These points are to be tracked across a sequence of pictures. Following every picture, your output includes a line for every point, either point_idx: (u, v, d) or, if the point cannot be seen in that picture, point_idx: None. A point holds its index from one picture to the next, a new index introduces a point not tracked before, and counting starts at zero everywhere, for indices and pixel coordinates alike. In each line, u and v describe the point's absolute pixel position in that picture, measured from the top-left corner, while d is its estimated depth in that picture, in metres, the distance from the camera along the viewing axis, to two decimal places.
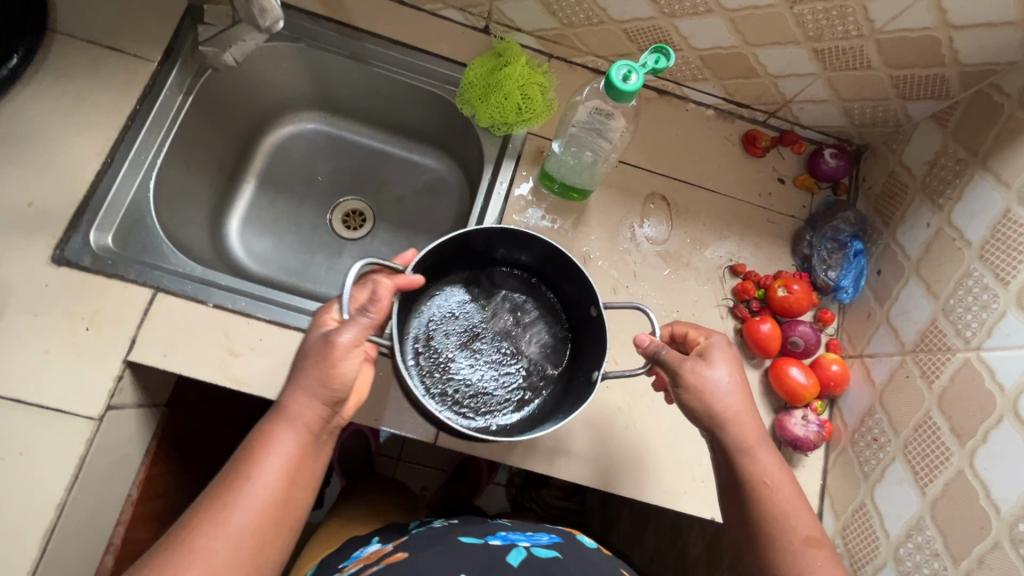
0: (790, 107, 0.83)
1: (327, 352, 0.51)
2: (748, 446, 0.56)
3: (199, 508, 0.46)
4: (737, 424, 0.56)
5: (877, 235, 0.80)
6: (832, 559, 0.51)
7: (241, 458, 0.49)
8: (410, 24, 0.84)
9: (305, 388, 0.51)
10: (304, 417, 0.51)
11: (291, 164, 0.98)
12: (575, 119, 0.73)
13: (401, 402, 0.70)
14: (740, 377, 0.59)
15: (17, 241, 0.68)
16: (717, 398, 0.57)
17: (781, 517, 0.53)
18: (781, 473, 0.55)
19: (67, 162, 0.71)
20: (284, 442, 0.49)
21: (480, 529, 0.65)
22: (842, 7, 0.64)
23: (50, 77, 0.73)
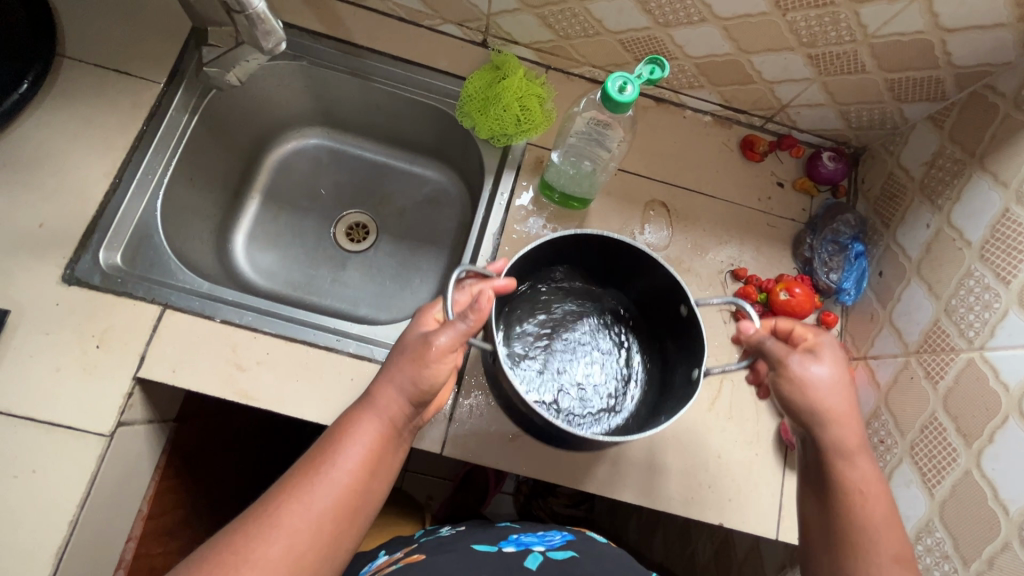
0: (787, 112, 0.84)
1: (419, 345, 0.52)
2: (848, 451, 0.54)
3: (280, 489, 0.47)
4: (839, 426, 0.54)
5: (877, 237, 0.80)
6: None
7: (325, 441, 0.50)
8: (408, 40, 0.85)
9: (392, 379, 0.52)
10: (389, 409, 0.51)
11: (296, 179, 1.00)
12: (571, 128, 0.75)
13: None
14: (849, 379, 0.56)
15: (30, 262, 0.69)
16: (822, 395, 0.55)
17: (868, 530, 0.51)
18: (878, 486, 0.53)
19: (76, 183, 0.73)
20: (369, 431, 0.50)
21: (492, 535, 0.65)
22: (834, 13, 0.65)
23: (58, 101, 0.75)
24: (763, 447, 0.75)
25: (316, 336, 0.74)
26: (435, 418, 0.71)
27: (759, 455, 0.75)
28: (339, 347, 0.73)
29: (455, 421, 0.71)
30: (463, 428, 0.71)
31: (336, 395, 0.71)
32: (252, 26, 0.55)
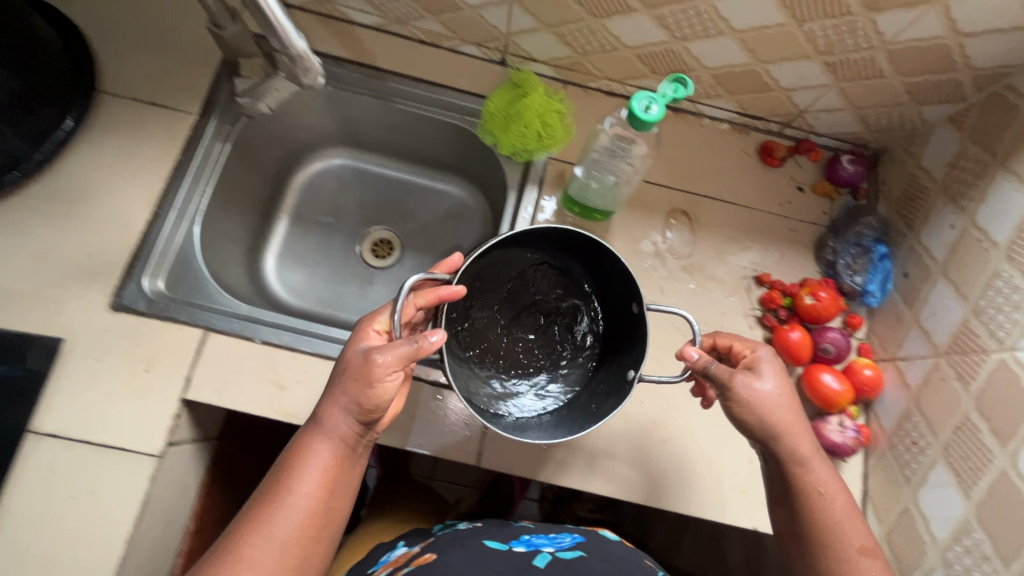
0: (804, 117, 0.84)
1: (354, 370, 0.55)
2: (802, 458, 0.60)
3: (246, 520, 0.51)
4: (792, 437, 0.60)
5: (901, 238, 0.81)
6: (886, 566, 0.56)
7: (280, 468, 0.54)
8: (429, 61, 0.87)
9: (334, 404, 0.55)
10: (336, 430, 0.55)
11: (322, 199, 1.02)
12: (592, 146, 0.76)
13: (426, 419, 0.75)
14: (789, 387, 0.62)
15: (80, 291, 0.72)
16: (769, 409, 0.60)
17: (834, 527, 0.57)
18: (836, 483, 0.59)
19: (119, 214, 0.76)
20: (319, 454, 0.54)
21: (504, 532, 0.67)
22: (851, 22, 0.66)
23: (99, 136, 0.78)
24: None
25: None
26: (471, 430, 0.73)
27: None
28: None
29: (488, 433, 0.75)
30: None
31: None
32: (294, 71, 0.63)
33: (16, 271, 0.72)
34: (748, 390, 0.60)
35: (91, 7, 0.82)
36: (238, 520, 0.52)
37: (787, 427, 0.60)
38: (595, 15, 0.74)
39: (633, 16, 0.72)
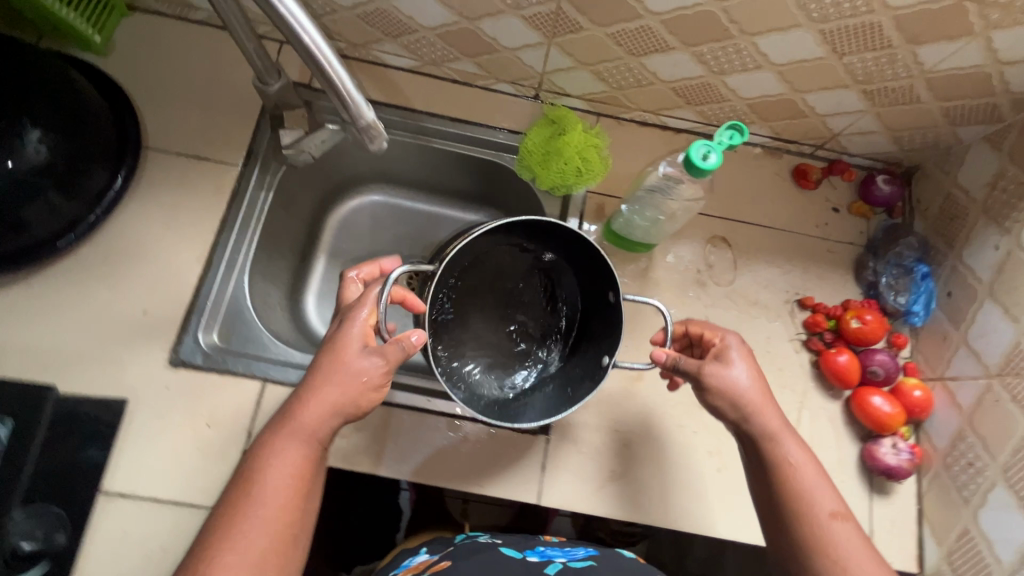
0: (838, 139, 0.85)
1: (338, 372, 0.58)
2: (772, 434, 0.62)
3: (223, 519, 0.53)
4: (761, 416, 0.63)
5: (942, 257, 0.81)
6: (856, 530, 0.58)
7: (248, 467, 0.55)
8: (463, 100, 0.88)
9: (314, 406, 0.57)
10: (311, 429, 0.57)
11: (359, 232, 1.01)
12: (642, 185, 0.74)
13: (467, 457, 0.78)
14: (756, 372, 0.65)
15: (140, 349, 0.74)
16: (738, 392, 0.63)
17: (806, 494, 0.59)
18: (805, 457, 0.62)
19: (172, 269, 0.78)
20: (294, 453, 0.56)
21: (521, 542, 0.69)
22: (891, 55, 0.66)
23: (148, 193, 0.80)
24: (847, 473, 0.77)
25: (407, 398, 0.79)
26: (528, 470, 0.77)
27: (844, 481, 0.77)
28: (430, 407, 0.79)
29: (547, 467, 0.78)
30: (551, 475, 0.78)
31: (439, 453, 0.78)
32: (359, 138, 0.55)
33: (79, 332, 0.74)
34: (717, 374, 0.64)
35: (132, 66, 0.84)
36: (213, 519, 0.54)
37: (757, 406, 0.63)
38: (633, 54, 0.75)
39: (672, 54, 0.73)
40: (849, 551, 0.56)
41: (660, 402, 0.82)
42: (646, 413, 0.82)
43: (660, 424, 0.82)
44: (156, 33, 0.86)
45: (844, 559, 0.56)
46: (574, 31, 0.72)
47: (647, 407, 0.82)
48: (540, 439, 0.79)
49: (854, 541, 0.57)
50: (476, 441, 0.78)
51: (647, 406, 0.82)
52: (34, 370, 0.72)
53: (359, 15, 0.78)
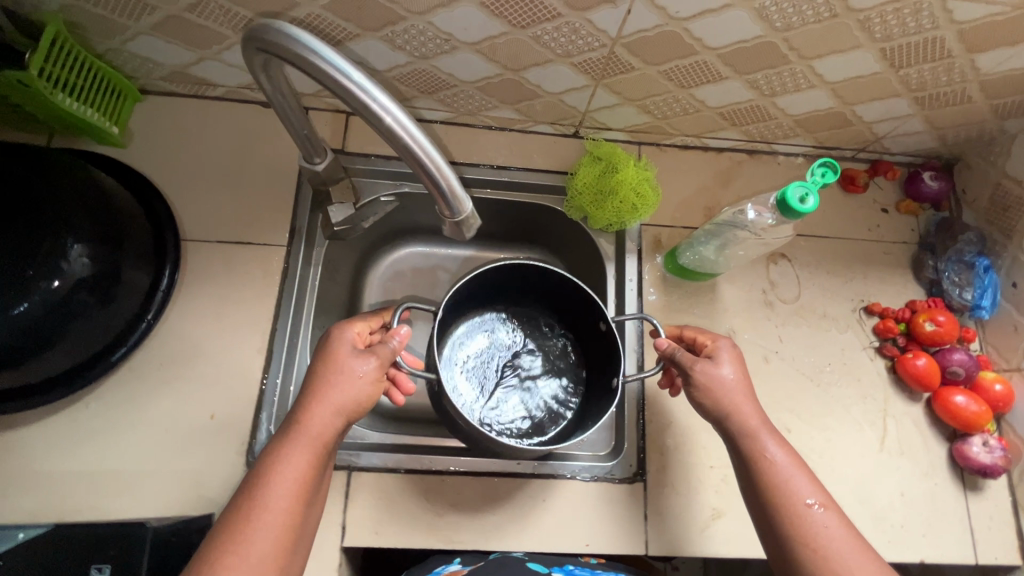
0: (881, 142, 0.85)
1: (340, 377, 0.58)
2: (751, 431, 0.60)
3: (220, 542, 0.50)
4: (737, 412, 0.61)
5: (1000, 248, 0.82)
6: (839, 519, 0.55)
7: (256, 473, 0.54)
8: (502, 146, 0.86)
9: (319, 410, 0.56)
10: (318, 434, 0.56)
11: (404, 282, 0.93)
12: (719, 216, 0.76)
13: (567, 517, 0.74)
14: (745, 375, 0.63)
15: (214, 456, 0.70)
16: (723, 391, 0.62)
17: (784, 486, 0.57)
18: (786, 450, 0.59)
19: (233, 365, 0.74)
20: (301, 459, 0.54)
21: (551, 559, 0.70)
22: (949, 64, 0.66)
23: (194, 288, 0.76)
24: (941, 475, 0.78)
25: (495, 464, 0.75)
26: (635, 521, 0.74)
27: (939, 484, 0.77)
28: (522, 470, 0.75)
29: (650, 516, 0.74)
30: (660, 521, 0.74)
31: (538, 516, 0.73)
32: (451, 227, 0.53)
33: (146, 449, 0.69)
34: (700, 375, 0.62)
35: (155, 154, 0.79)
36: (218, 531, 0.51)
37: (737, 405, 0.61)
38: (683, 87, 0.73)
39: (724, 83, 0.72)
40: (833, 540, 0.54)
41: None
42: None
43: None
44: (173, 115, 0.81)
45: (825, 548, 0.54)
46: (625, 71, 0.70)
47: None
48: (638, 485, 0.76)
49: (839, 533, 0.55)
50: (577, 499, 0.74)
51: None
52: (107, 497, 0.67)
53: (395, 77, 0.74)
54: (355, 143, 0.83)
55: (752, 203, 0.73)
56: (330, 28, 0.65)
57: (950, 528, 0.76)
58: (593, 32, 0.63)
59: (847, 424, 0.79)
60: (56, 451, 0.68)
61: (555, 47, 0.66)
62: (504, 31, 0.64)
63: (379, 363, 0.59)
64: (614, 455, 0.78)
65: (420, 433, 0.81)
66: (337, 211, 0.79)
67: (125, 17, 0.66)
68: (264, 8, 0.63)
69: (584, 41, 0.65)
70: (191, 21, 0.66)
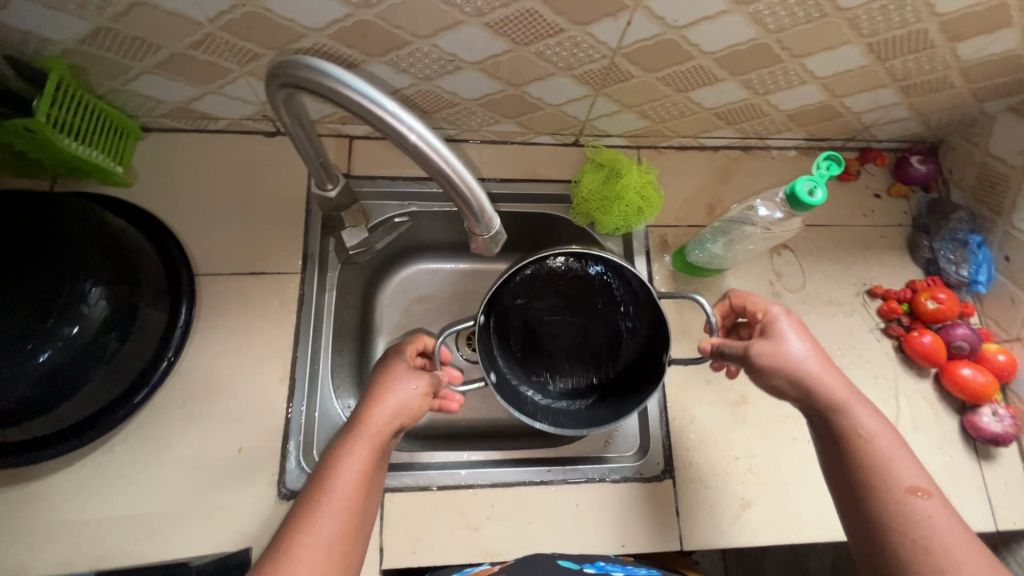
0: (870, 130, 0.88)
1: (397, 380, 0.61)
2: (843, 404, 0.57)
3: (285, 532, 0.50)
4: (823, 385, 0.58)
5: (990, 224, 0.86)
6: (945, 508, 0.51)
7: (323, 466, 0.55)
8: (505, 159, 0.87)
9: (379, 409, 0.58)
10: (378, 431, 0.57)
11: (415, 299, 0.94)
12: (726, 214, 0.78)
13: (600, 518, 0.74)
14: (823, 350, 0.60)
15: (245, 489, 0.70)
16: (804, 365, 0.59)
17: (880, 468, 0.53)
18: (884, 430, 0.56)
19: (256, 397, 0.74)
20: (362, 453, 0.56)
21: (581, 556, 0.69)
22: (931, 54, 0.70)
23: (211, 322, 0.75)
24: (955, 448, 0.80)
25: (526, 473, 0.76)
26: (667, 518, 0.75)
27: (954, 456, 0.80)
28: (552, 477, 0.75)
29: (681, 513, 0.75)
30: (691, 515, 0.75)
31: (572, 521, 0.74)
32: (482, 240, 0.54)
33: (176, 488, 0.69)
34: (767, 350, 0.60)
35: (161, 192, 0.79)
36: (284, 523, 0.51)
37: (819, 377, 0.59)
38: (680, 91, 0.75)
39: (719, 85, 0.74)
40: (939, 529, 0.49)
41: (768, 415, 0.81)
42: (762, 432, 0.80)
43: (774, 442, 0.79)
44: (176, 151, 0.81)
45: (928, 537, 0.49)
46: (625, 79, 0.72)
47: (761, 425, 0.80)
48: (666, 481, 0.77)
49: (945, 521, 0.50)
50: (609, 502, 0.75)
51: (761, 425, 0.80)
52: (139, 541, 0.66)
53: (399, 99, 0.75)
54: (360, 166, 0.84)
55: (760, 199, 0.78)
56: (335, 56, 0.66)
57: (968, 498, 0.78)
58: (593, 44, 0.65)
59: None
60: (84, 499, 0.67)
61: (557, 61, 0.68)
62: (508, 48, 0.66)
63: (430, 379, 0.62)
64: (640, 456, 0.79)
65: (446, 450, 0.81)
66: (351, 235, 0.82)
67: (129, 58, 0.66)
68: (271, 40, 0.64)
69: (585, 54, 0.67)
70: (195, 58, 0.67)
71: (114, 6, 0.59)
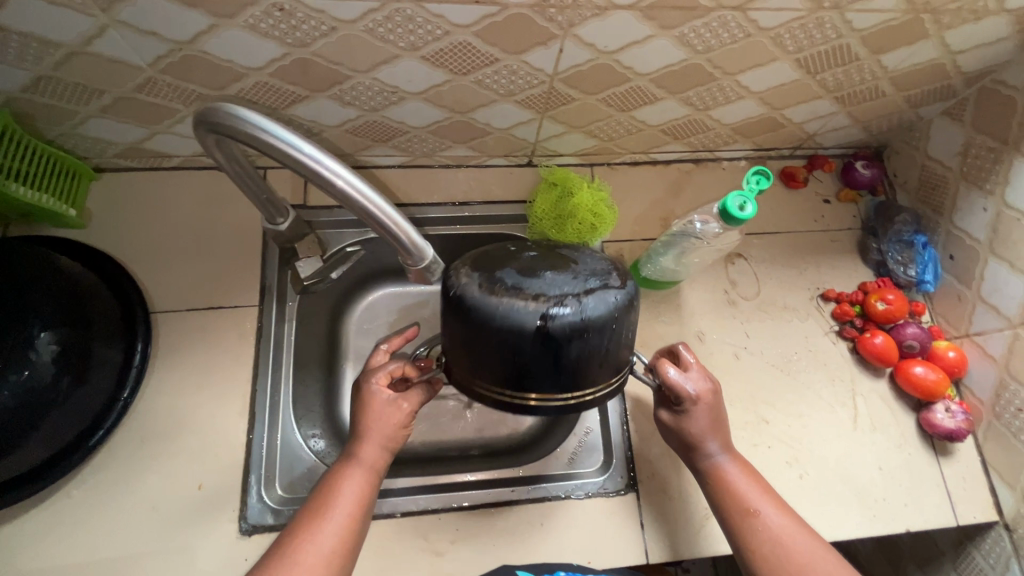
0: (814, 138, 0.91)
1: (385, 408, 0.64)
2: (699, 456, 0.67)
3: (281, 546, 0.57)
4: (701, 441, 0.67)
5: (934, 224, 0.88)
6: (777, 523, 0.63)
7: (323, 491, 0.61)
8: (460, 182, 0.88)
9: (372, 438, 0.63)
10: (370, 460, 0.63)
11: (380, 323, 0.95)
12: (671, 228, 0.80)
13: (565, 535, 0.75)
14: (713, 419, 0.67)
15: (205, 527, 0.69)
16: (687, 432, 0.67)
17: (728, 498, 0.65)
18: (733, 466, 0.67)
19: (216, 433, 0.73)
20: (357, 481, 0.61)
21: (545, 567, 0.69)
22: (858, 66, 0.72)
23: (169, 359, 0.76)
24: (913, 445, 0.82)
25: (490, 494, 0.76)
26: (633, 531, 0.75)
27: (912, 453, 0.81)
28: (517, 497, 0.76)
29: (646, 525, 0.76)
30: (655, 527, 0.76)
31: (537, 540, 0.74)
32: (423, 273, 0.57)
33: (135, 530, 0.68)
34: (667, 421, 0.68)
35: (116, 231, 0.80)
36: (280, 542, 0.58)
37: (701, 436, 0.67)
38: (623, 110, 0.77)
39: (660, 103, 0.76)
40: (778, 542, 0.62)
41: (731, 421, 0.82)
42: None
43: None
44: (131, 190, 0.81)
45: (767, 550, 0.62)
46: (567, 102, 0.74)
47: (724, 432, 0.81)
48: (631, 495, 0.77)
49: (781, 530, 0.62)
50: (573, 519, 0.75)
51: None
52: None
53: (348, 131, 0.76)
54: (316, 197, 0.85)
55: (699, 216, 0.81)
56: (279, 93, 0.68)
57: (929, 495, 0.79)
58: (530, 71, 0.67)
59: (820, 408, 0.82)
60: (40, 546, 0.66)
61: (497, 88, 0.70)
62: (448, 79, 0.67)
63: (415, 398, 0.66)
64: (604, 469, 0.79)
65: (413, 474, 0.81)
66: (305, 266, 0.82)
67: (74, 103, 0.67)
68: (214, 81, 0.65)
69: (524, 80, 0.69)
70: (141, 100, 0.68)
71: (53, 55, 0.60)
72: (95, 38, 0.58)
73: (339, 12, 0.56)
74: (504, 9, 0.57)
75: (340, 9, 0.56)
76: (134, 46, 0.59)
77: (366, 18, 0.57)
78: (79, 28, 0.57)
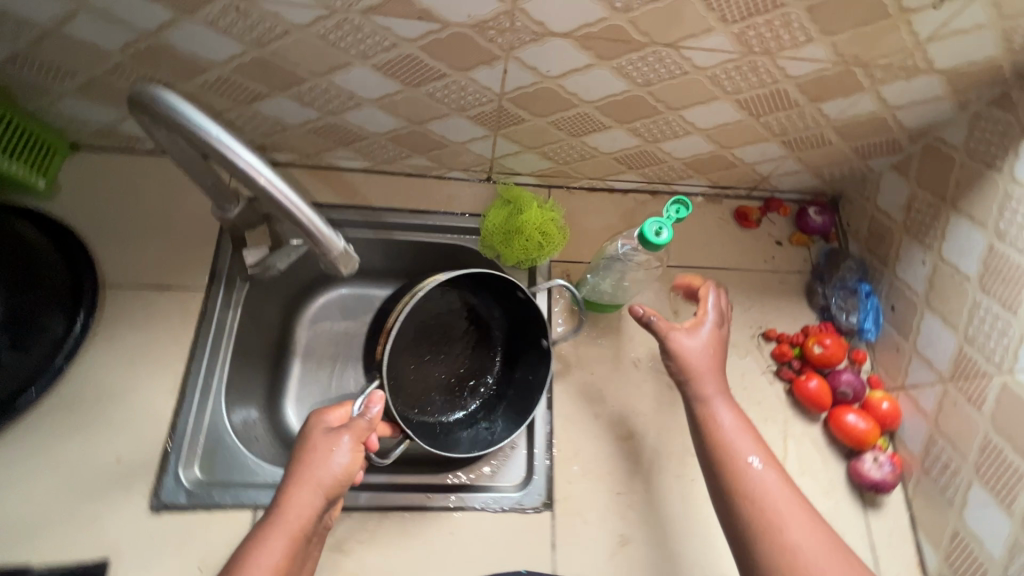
0: (769, 181, 0.93)
1: (323, 456, 0.61)
2: (707, 397, 0.69)
3: None
4: (707, 375, 0.70)
5: (879, 274, 0.89)
6: (774, 475, 0.64)
7: (239, 559, 0.56)
8: (419, 190, 0.91)
9: (300, 493, 0.59)
10: (293, 521, 0.58)
11: (331, 323, 0.96)
12: (604, 253, 0.81)
13: (473, 547, 0.74)
14: (716, 353, 0.73)
15: (115, 499, 0.70)
16: (701, 352, 0.71)
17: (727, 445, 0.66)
18: (738, 415, 0.68)
19: (143, 408, 0.75)
20: (278, 546, 0.56)
21: None
22: (799, 112, 0.75)
23: (110, 332, 0.78)
24: (840, 493, 0.80)
25: (405, 498, 0.76)
26: (542, 550, 0.75)
27: (838, 501, 0.80)
28: (431, 503, 0.76)
29: (557, 546, 0.75)
30: (565, 549, 0.75)
31: (444, 549, 0.73)
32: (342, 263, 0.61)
33: (44, 495, 0.69)
34: (682, 339, 0.72)
35: (80, 205, 0.83)
36: None
37: (707, 370, 0.71)
38: (574, 135, 0.80)
39: (609, 131, 0.79)
40: (770, 494, 0.62)
41: (658, 450, 0.82)
42: (647, 468, 0.80)
43: (657, 478, 0.80)
44: (101, 170, 0.85)
45: (764, 499, 0.62)
46: (517, 122, 0.77)
47: (649, 461, 0.81)
48: (546, 514, 0.77)
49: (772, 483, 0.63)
50: (483, 531, 0.75)
51: (646, 460, 0.81)
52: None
53: (309, 130, 0.80)
54: None
55: (624, 238, 0.79)
56: (240, 89, 0.71)
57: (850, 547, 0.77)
58: (479, 89, 0.70)
59: None
60: None
61: (448, 103, 0.73)
62: (400, 89, 0.71)
63: (359, 433, 0.63)
64: (523, 486, 0.79)
65: None
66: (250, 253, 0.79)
67: (50, 81, 0.72)
68: (179, 72, 0.69)
69: (473, 97, 0.72)
70: (112, 84, 0.72)
71: (29, 34, 0.64)
72: (67, 20, 0.63)
73: (292, 16, 0.60)
74: (445, 26, 0.61)
75: (293, 14, 0.60)
76: (104, 32, 0.64)
77: (317, 25, 0.61)
78: (53, 11, 0.61)
